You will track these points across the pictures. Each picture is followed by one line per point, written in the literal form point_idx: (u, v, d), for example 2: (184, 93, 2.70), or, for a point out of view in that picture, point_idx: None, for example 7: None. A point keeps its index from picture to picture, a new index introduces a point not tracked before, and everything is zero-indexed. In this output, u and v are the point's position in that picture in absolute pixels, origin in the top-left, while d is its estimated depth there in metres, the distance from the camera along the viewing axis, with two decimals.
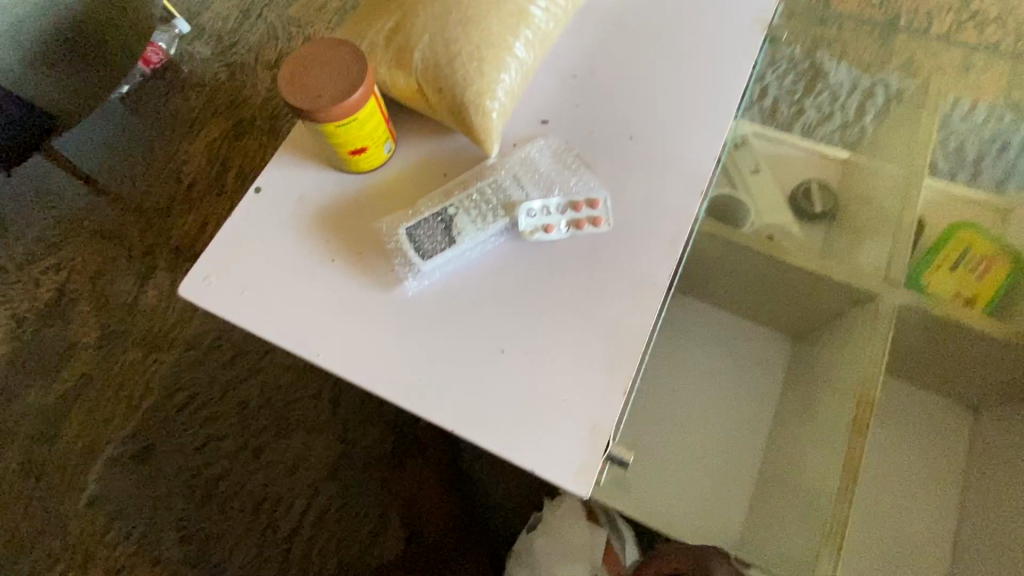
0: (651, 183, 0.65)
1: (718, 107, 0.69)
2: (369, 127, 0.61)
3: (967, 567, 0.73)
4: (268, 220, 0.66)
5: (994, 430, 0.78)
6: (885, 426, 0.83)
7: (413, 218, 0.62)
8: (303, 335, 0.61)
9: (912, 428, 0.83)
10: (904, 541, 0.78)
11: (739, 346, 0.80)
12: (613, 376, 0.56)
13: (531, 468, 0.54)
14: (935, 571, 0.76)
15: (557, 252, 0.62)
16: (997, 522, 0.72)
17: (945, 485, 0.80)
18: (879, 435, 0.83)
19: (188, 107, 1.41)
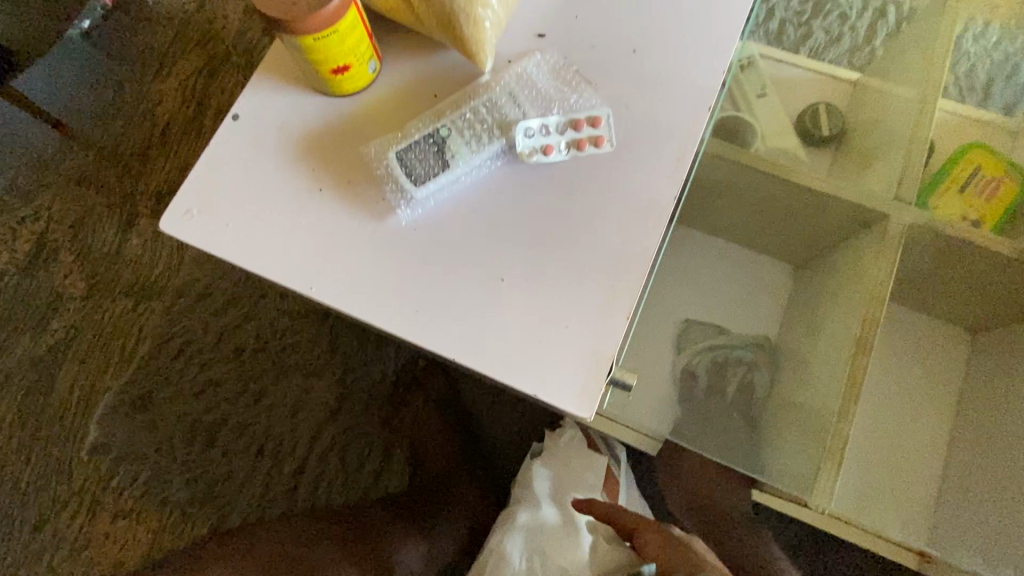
0: (656, 100, 0.61)
1: (725, 16, 0.64)
2: (352, 42, 0.57)
3: (956, 482, 0.76)
4: (249, 148, 0.62)
5: (993, 354, 0.79)
6: (882, 352, 0.84)
7: (403, 141, 0.58)
8: (293, 268, 0.58)
9: (908, 353, 0.84)
10: (896, 460, 0.80)
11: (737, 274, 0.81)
12: (616, 301, 0.55)
13: (533, 394, 0.53)
14: (925, 486, 0.79)
15: (557, 174, 0.59)
16: (989, 438, 0.74)
17: (939, 408, 0.82)
18: (877, 361, 0.84)
19: (157, 42, 1.31)
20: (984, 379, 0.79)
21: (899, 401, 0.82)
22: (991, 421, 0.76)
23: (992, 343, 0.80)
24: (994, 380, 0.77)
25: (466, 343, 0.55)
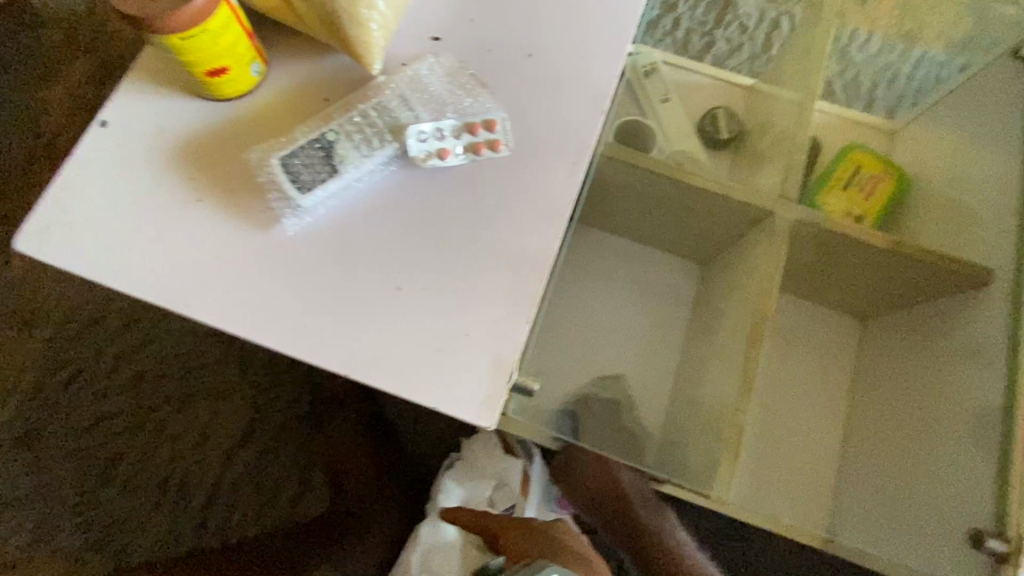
0: (552, 103, 0.61)
1: (618, 20, 0.65)
2: (227, 41, 0.53)
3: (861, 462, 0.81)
4: (119, 158, 0.57)
5: (886, 338, 0.85)
6: (788, 343, 0.89)
7: (287, 147, 0.55)
8: (170, 285, 0.54)
9: (809, 341, 0.89)
10: (799, 443, 0.85)
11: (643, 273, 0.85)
12: (516, 304, 0.54)
13: (433, 405, 0.52)
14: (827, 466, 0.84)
15: (453, 179, 0.58)
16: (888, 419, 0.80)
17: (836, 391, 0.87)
18: (783, 351, 0.88)
19: (40, 45, 1.21)
20: (875, 362, 0.85)
21: (800, 386, 0.87)
22: (888, 403, 0.81)
23: (879, 328, 0.87)
24: (887, 363, 0.83)
25: (360, 356, 0.53)
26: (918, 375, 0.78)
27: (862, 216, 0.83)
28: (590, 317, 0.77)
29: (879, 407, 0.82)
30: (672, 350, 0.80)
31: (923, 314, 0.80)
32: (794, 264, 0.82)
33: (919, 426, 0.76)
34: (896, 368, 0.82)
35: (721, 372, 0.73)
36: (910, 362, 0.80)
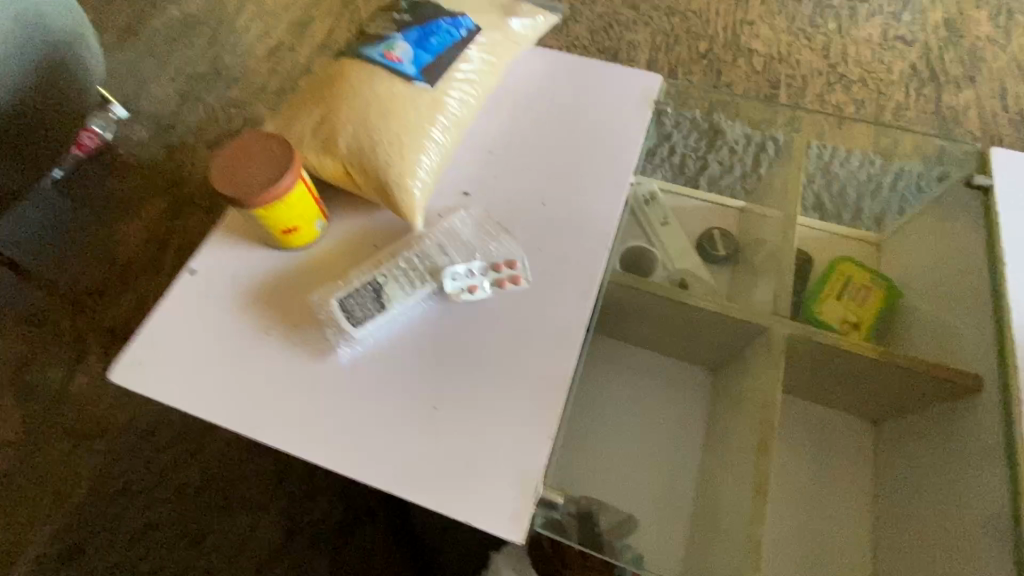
0: (564, 242, 0.72)
1: (617, 171, 0.78)
2: (300, 208, 0.66)
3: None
4: (202, 301, 0.68)
5: (888, 447, 0.81)
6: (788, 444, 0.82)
7: (344, 289, 0.66)
8: (239, 411, 0.62)
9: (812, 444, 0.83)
10: (815, 532, 0.78)
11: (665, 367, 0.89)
12: (540, 422, 0.61)
13: (468, 520, 0.57)
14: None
15: (481, 310, 0.67)
16: (929, 533, 0.71)
17: (863, 528, 0.78)
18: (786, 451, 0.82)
19: (125, 188, 1.43)
20: (887, 483, 0.79)
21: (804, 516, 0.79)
22: (904, 528, 0.74)
23: (890, 441, 0.81)
24: (899, 483, 0.77)
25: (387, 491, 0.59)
26: (929, 497, 0.72)
27: (859, 323, 0.88)
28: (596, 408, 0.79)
29: (896, 537, 0.75)
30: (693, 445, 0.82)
31: (927, 423, 0.76)
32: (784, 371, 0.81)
33: (933, 552, 0.69)
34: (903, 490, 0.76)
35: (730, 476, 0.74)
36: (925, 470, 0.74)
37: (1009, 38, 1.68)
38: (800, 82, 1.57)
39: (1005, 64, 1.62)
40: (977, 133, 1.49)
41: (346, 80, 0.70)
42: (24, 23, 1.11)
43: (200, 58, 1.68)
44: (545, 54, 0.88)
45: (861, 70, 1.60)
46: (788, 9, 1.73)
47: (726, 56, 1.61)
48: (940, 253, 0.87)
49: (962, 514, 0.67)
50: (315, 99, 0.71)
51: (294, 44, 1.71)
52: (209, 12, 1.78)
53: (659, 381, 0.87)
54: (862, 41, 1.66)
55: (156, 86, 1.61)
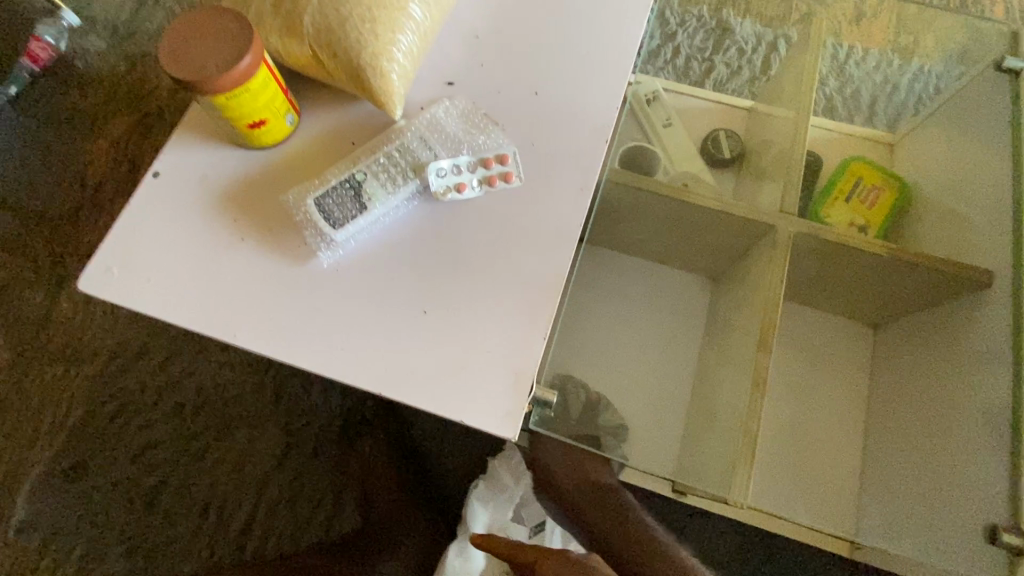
0: (559, 135, 0.66)
1: (618, 57, 0.71)
2: (266, 98, 0.60)
3: (879, 484, 0.74)
4: (169, 205, 0.63)
5: (886, 351, 0.80)
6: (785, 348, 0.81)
7: (320, 188, 0.61)
8: (218, 318, 0.59)
9: (808, 349, 0.82)
10: (808, 435, 0.79)
11: (667, 275, 0.86)
12: (534, 323, 0.58)
13: (462, 419, 0.56)
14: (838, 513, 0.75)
15: (470, 209, 0.63)
16: (923, 430, 0.71)
17: (856, 428, 0.79)
18: (784, 357, 0.81)
19: (87, 103, 1.33)
20: (881, 385, 0.79)
21: (798, 419, 0.79)
22: (898, 427, 0.74)
23: (888, 344, 0.80)
24: (895, 383, 0.77)
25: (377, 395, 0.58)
26: (924, 395, 0.72)
27: (867, 225, 0.84)
28: (593, 315, 0.77)
29: (889, 436, 0.75)
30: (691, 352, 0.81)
31: (932, 324, 0.74)
32: (789, 274, 0.78)
33: (924, 446, 0.70)
34: (902, 389, 0.76)
35: (726, 379, 0.73)
36: (924, 370, 0.73)
37: None
38: None
39: None
40: (1005, 26, 1.38)
41: None
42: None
43: None
44: None
45: None
46: None
47: None
48: (962, 145, 0.80)
49: (957, 408, 0.67)
50: None
51: None
52: None
53: (658, 289, 0.85)
54: None
55: None
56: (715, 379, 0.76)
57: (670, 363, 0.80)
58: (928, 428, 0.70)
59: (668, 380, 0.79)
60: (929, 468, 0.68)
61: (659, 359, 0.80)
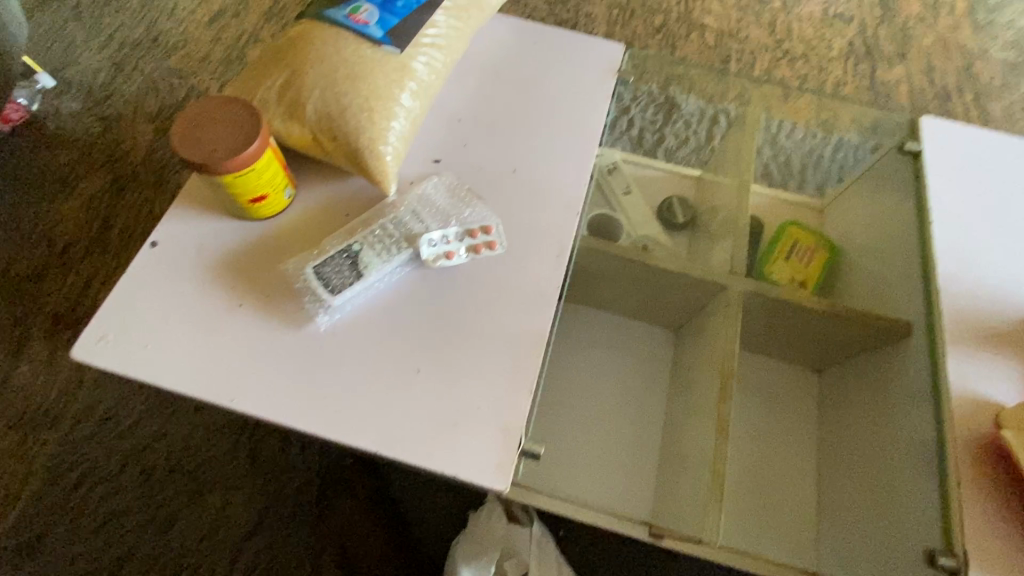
0: (536, 207, 0.74)
1: (585, 138, 0.80)
2: (268, 176, 0.65)
3: (836, 519, 0.81)
4: (168, 273, 0.66)
5: (832, 394, 0.89)
6: (743, 395, 0.89)
7: (319, 257, 0.66)
8: (215, 382, 0.61)
9: (765, 395, 0.90)
10: (770, 476, 0.85)
11: (634, 330, 0.94)
12: (520, 380, 0.63)
13: (455, 475, 0.59)
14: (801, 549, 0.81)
15: (458, 275, 0.68)
16: (867, 466, 0.79)
17: (811, 467, 0.86)
18: (744, 404, 0.89)
19: (59, 164, 1.33)
20: (830, 426, 0.87)
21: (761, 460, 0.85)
22: (846, 463, 0.82)
23: (832, 387, 0.90)
24: (841, 423, 0.85)
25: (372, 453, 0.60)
26: (866, 434, 0.80)
27: (805, 281, 0.95)
28: (570, 369, 0.83)
29: (840, 474, 0.83)
30: (660, 401, 0.88)
31: (866, 369, 0.84)
32: (742, 326, 0.87)
33: (870, 481, 0.77)
34: (847, 428, 0.84)
35: (692, 425, 0.79)
36: (863, 411, 0.82)
37: (936, 17, 1.79)
38: (748, 57, 1.63)
39: (933, 42, 1.73)
40: (907, 105, 1.60)
41: (310, 43, 0.68)
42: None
43: (133, 23, 1.56)
44: (511, 23, 0.88)
45: (804, 46, 1.67)
46: None
47: (680, 30, 1.65)
48: (878, 213, 0.93)
49: (892, 445, 0.75)
50: (277, 63, 0.69)
51: (237, 9, 1.61)
52: None
53: (627, 342, 0.92)
54: (805, 18, 1.74)
55: (86, 54, 1.50)
56: (683, 426, 0.82)
57: (641, 412, 0.86)
58: (870, 464, 0.78)
59: (640, 428, 0.85)
60: (875, 501, 0.75)
61: (631, 407, 0.86)
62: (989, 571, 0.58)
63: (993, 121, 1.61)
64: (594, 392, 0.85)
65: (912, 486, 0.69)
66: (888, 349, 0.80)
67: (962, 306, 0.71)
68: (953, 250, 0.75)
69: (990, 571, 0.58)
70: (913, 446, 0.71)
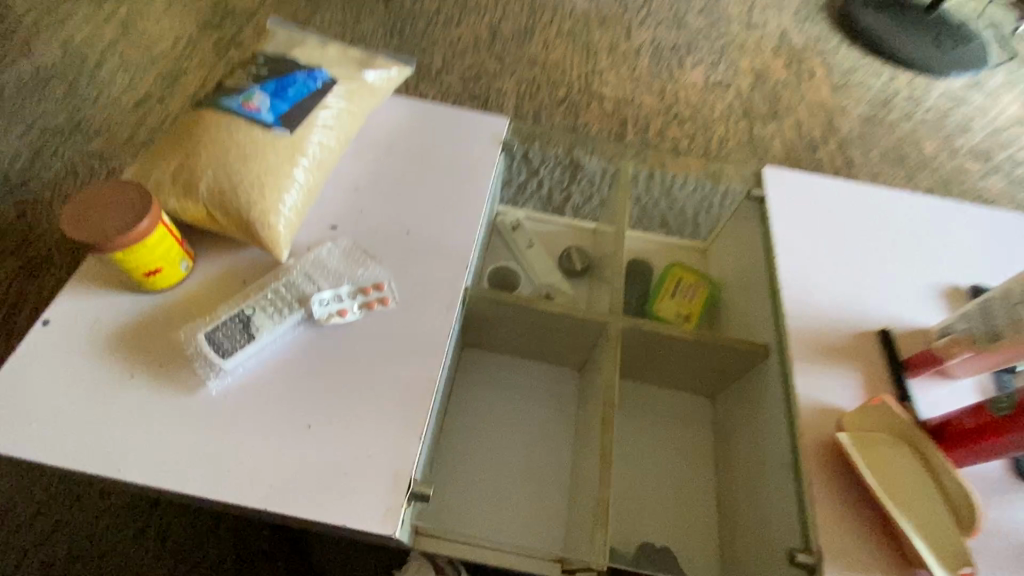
0: (427, 264, 0.81)
1: (472, 199, 0.89)
2: (163, 250, 0.69)
3: (733, 538, 0.84)
4: (59, 352, 0.68)
5: (721, 417, 0.96)
6: (639, 426, 0.96)
7: (211, 323, 0.69)
8: (102, 455, 0.62)
9: (660, 425, 0.97)
10: (672, 502, 0.90)
11: (537, 372, 1.00)
12: (409, 425, 0.67)
13: (344, 524, 0.61)
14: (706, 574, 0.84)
15: (351, 331, 0.73)
16: (746, 480, 0.85)
17: (710, 491, 0.91)
18: (641, 435, 0.95)
19: None
20: (723, 448, 0.93)
21: (658, 487, 0.91)
22: (735, 482, 0.87)
23: (720, 412, 0.97)
24: (728, 445, 0.92)
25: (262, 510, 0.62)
26: (744, 451, 0.87)
27: (690, 315, 1.04)
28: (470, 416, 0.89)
29: (732, 491, 0.88)
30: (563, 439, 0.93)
31: (740, 390, 0.92)
32: (632, 359, 0.95)
33: (750, 495, 0.83)
34: (733, 448, 0.90)
35: (587, 457, 0.84)
36: (740, 430, 0.89)
37: (799, 81, 2.07)
38: (643, 121, 1.83)
39: (798, 102, 2.00)
40: (782, 157, 1.83)
41: (204, 129, 0.75)
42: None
43: (56, 111, 1.61)
44: (405, 103, 0.99)
45: (691, 110, 1.90)
46: (630, 61, 2.02)
47: (582, 101, 1.85)
48: (739, 250, 1.07)
49: (760, 458, 0.82)
50: (174, 148, 0.75)
51: (163, 95, 1.68)
52: (66, 66, 1.73)
53: (530, 386, 0.99)
54: (690, 85, 1.98)
55: (4, 142, 1.52)
56: (580, 459, 0.87)
57: (542, 452, 0.92)
58: (749, 478, 0.84)
59: (543, 468, 0.91)
60: (753, 515, 0.81)
61: (531, 449, 0.92)
62: (838, 562, 0.64)
63: (856, 166, 1.85)
64: (491, 438, 0.93)
65: (776, 494, 0.76)
66: (755, 369, 0.89)
67: (803, 325, 0.82)
68: (794, 278, 0.87)
69: (838, 561, 0.64)
70: (775, 456, 0.78)
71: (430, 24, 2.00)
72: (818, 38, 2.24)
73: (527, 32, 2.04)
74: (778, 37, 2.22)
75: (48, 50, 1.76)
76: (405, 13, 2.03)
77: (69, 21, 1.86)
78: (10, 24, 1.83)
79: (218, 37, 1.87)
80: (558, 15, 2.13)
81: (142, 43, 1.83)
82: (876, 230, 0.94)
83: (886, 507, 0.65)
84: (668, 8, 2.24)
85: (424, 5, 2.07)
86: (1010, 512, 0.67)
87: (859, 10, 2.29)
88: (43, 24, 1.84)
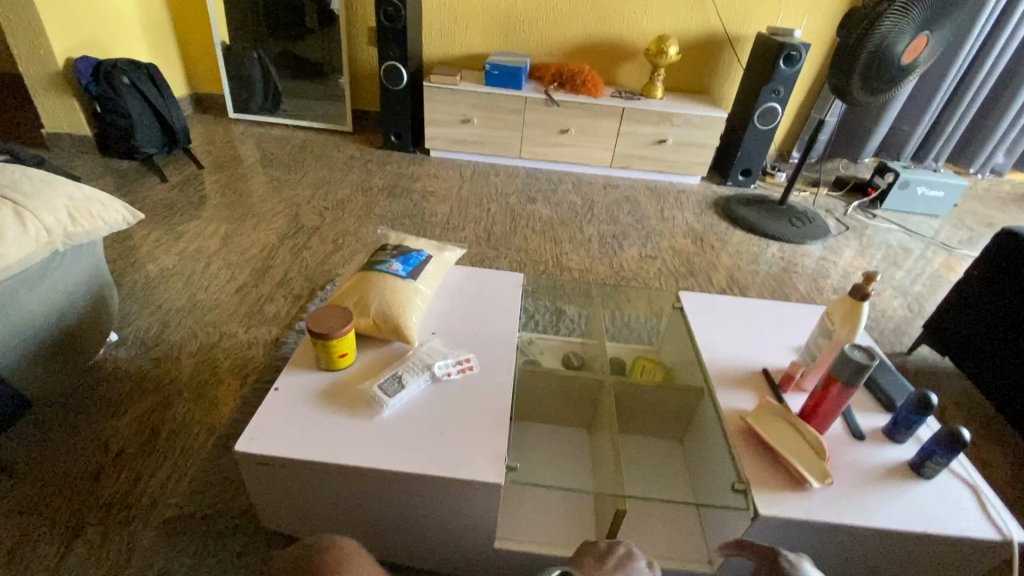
0: (492, 348, 1.36)
1: (511, 314, 1.48)
2: (352, 342, 1.23)
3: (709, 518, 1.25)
4: (289, 402, 1.15)
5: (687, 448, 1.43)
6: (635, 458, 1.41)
7: (379, 381, 1.19)
8: (327, 451, 1.07)
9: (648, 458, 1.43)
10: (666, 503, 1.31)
11: (560, 429, 1.47)
12: (500, 427, 1.15)
13: (473, 477, 1.05)
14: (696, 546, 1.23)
15: (456, 383, 1.24)
16: (708, 476, 1.30)
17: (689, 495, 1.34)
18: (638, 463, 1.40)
19: (116, 392, 1.73)
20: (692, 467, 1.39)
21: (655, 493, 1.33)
22: (702, 482, 1.32)
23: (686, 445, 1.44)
24: (694, 462, 1.38)
25: (424, 476, 1.05)
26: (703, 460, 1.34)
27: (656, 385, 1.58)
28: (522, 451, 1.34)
29: (702, 489, 1.32)
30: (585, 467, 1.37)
31: (693, 424, 1.42)
32: (622, 410, 1.45)
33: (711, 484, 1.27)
34: (697, 462, 1.37)
35: (603, 465, 1.29)
36: (698, 448, 1.37)
37: (705, 252, 2.95)
38: (602, 283, 2.57)
39: (707, 265, 2.83)
40: None
41: (368, 280, 1.36)
42: (69, 294, 1.56)
43: (178, 296, 2.18)
44: (462, 268, 1.64)
45: (633, 274, 2.67)
46: (586, 246, 2.86)
47: (557, 272, 2.60)
48: (676, 343, 1.67)
49: (711, 457, 1.29)
50: (351, 291, 1.34)
51: (256, 282, 2.31)
52: (183, 267, 2.37)
53: (557, 438, 1.45)
54: (629, 259, 2.80)
55: (140, 318, 2.04)
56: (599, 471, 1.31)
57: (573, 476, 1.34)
58: (709, 473, 1.29)
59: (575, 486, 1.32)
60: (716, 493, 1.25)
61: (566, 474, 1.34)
62: (757, 483, 1.10)
63: None
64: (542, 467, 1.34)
65: (723, 469, 1.22)
66: (697, 406, 1.41)
67: (715, 370, 1.38)
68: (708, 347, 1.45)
69: (758, 483, 1.10)
70: (717, 449, 1.26)
71: (443, 230, 2.84)
72: (712, 225, 3.21)
73: (511, 231, 2.90)
74: (685, 226, 3.17)
75: (168, 257, 2.42)
76: (424, 225, 2.88)
77: (183, 238, 2.57)
78: (139, 242, 2.51)
79: (293, 244, 2.60)
80: (531, 220, 3.04)
81: (237, 250, 2.52)
82: (753, 319, 1.56)
83: (776, 450, 1.14)
84: (606, 212, 3.21)
85: (437, 219, 2.94)
86: (850, 454, 1.17)
87: (735, 207, 3.34)
88: (163, 241, 2.54)
